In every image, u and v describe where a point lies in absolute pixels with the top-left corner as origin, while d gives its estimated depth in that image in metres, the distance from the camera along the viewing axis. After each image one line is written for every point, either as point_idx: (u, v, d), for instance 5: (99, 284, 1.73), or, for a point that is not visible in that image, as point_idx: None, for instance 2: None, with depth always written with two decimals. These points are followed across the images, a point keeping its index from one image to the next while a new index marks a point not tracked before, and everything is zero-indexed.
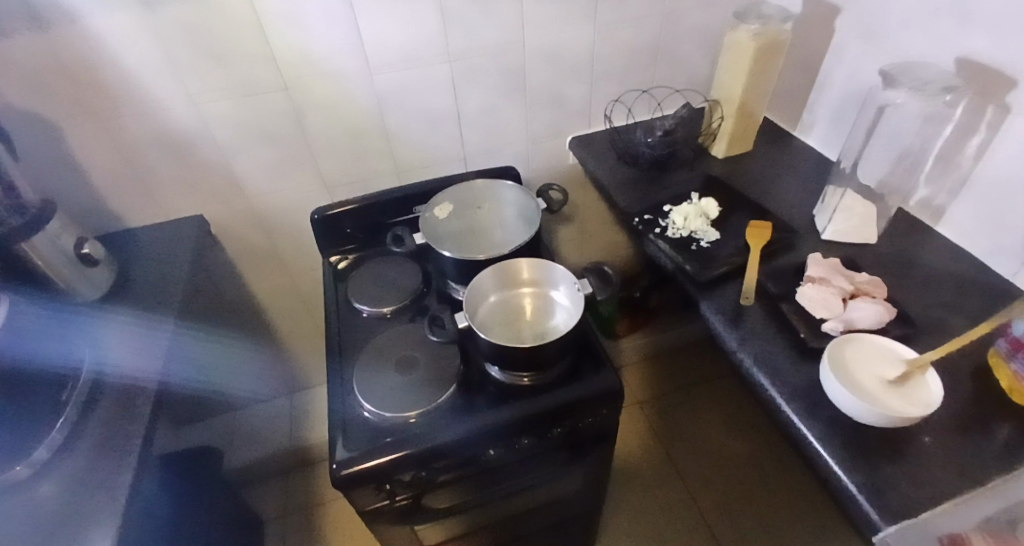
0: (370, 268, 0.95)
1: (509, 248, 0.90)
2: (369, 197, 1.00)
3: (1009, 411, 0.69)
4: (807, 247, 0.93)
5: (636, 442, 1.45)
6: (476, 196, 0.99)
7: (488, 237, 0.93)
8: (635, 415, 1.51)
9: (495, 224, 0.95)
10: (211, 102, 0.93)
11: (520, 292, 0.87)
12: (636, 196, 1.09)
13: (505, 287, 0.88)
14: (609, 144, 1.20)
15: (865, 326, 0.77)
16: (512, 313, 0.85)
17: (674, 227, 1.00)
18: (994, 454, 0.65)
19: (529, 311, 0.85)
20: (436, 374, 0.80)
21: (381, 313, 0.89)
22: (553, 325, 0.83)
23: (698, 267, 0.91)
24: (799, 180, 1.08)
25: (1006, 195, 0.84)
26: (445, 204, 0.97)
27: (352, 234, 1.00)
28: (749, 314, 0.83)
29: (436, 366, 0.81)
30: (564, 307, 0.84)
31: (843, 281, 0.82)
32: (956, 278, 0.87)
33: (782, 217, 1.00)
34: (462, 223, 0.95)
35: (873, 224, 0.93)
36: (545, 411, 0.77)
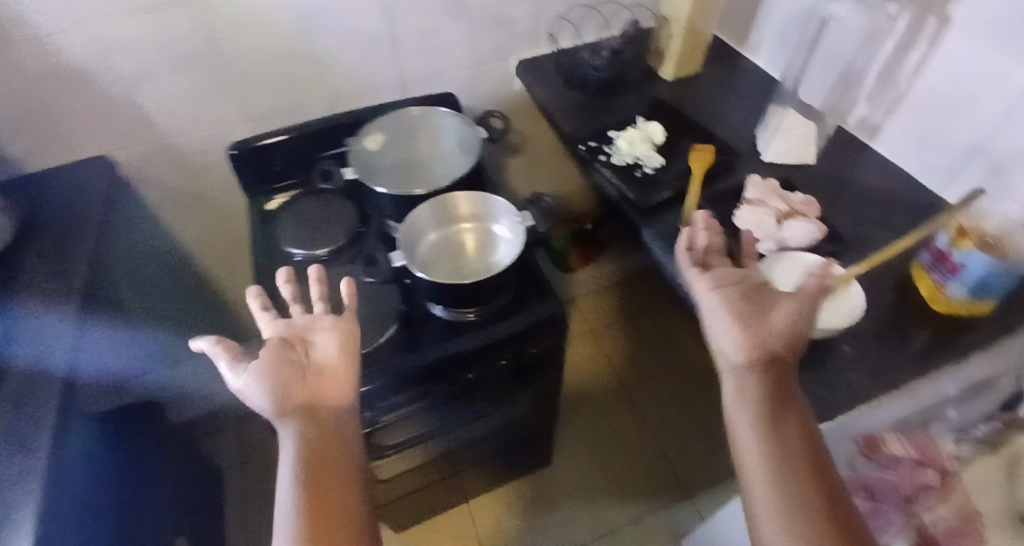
0: (304, 208, 0.91)
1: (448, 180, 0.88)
2: (299, 134, 0.95)
3: (925, 319, 0.72)
4: (747, 169, 0.94)
5: (579, 374, 1.49)
6: (414, 125, 0.95)
7: (427, 170, 0.90)
8: (579, 347, 1.54)
9: (433, 155, 0.92)
10: (108, 24, 0.85)
11: (461, 227, 0.86)
12: (580, 121, 1.06)
13: (444, 224, 0.86)
14: (553, 66, 1.15)
15: (797, 245, 0.79)
16: (453, 249, 0.84)
17: (619, 154, 0.98)
18: (905, 358, 0.69)
19: (470, 248, 0.84)
20: (375, 313, 0.79)
21: (315, 256, 0.86)
22: (494, 258, 0.83)
23: (640, 196, 0.91)
24: (744, 100, 1.07)
25: (940, 111, 0.84)
26: (378, 135, 0.92)
27: (282, 170, 0.96)
28: None
29: (375, 306, 0.80)
30: (506, 241, 0.84)
31: (778, 201, 0.83)
32: (885, 195, 0.89)
33: (725, 139, 1.00)
34: (396, 154, 0.91)
35: (812, 144, 0.94)
36: (490, 343, 0.78)
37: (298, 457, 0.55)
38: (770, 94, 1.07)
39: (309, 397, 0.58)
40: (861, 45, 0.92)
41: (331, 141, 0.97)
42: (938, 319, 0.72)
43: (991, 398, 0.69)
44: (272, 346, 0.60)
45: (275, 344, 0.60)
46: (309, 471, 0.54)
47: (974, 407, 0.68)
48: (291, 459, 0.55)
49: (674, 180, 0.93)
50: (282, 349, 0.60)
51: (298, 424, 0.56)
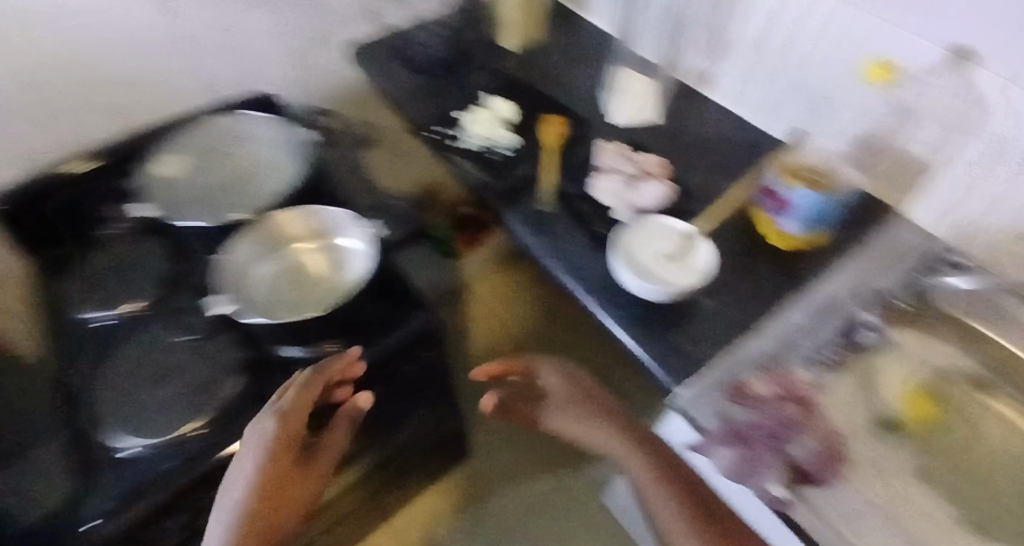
0: (107, 261, 0.80)
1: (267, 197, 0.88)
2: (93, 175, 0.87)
3: (773, 258, 0.76)
4: (596, 135, 0.94)
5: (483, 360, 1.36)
6: (215, 140, 0.94)
7: (245, 187, 0.90)
8: (480, 331, 1.36)
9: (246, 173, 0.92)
10: None
11: (297, 248, 0.84)
12: (424, 106, 1.00)
13: (276, 248, 0.83)
14: (386, 50, 1.08)
15: (650, 208, 0.82)
16: (293, 275, 0.82)
17: (468, 136, 0.95)
18: (757, 300, 0.73)
19: (310, 265, 0.83)
20: (214, 366, 0.72)
21: (129, 313, 0.76)
22: (339, 273, 0.81)
23: (495, 181, 0.89)
24: (585, 61, 1.06)
25: (757, 53, 0.87)
26: (174, 158, 0.90)
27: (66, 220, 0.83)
28: (550, 218, 0.83)
29: (212, 360, 0.72)
30: (349, 252, 0.82)
31: (625, 167, 0.86)
32: (725, 143, 0.92)
33: (572, 106, 0.99)
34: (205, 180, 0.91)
35: (652, 103, 0.96)
36: (354, 376, 0.72)
37: (244, 485, 0.66)
38: (608, 54, 1.06)
39: (283, 450, 0.66)
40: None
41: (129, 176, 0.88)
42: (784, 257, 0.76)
43: (845, 308, 0.71)
44: (284, 407, 0.66)
45: (303, 393, 0.67)
46: (252, 499, 0.66)
47: (830, 323, 0.70)
48: (246, 465, 0.65)
49: (527, 157, 0.91)
50: (287, 410, 0.66)
51: (273, 433, 0.65)
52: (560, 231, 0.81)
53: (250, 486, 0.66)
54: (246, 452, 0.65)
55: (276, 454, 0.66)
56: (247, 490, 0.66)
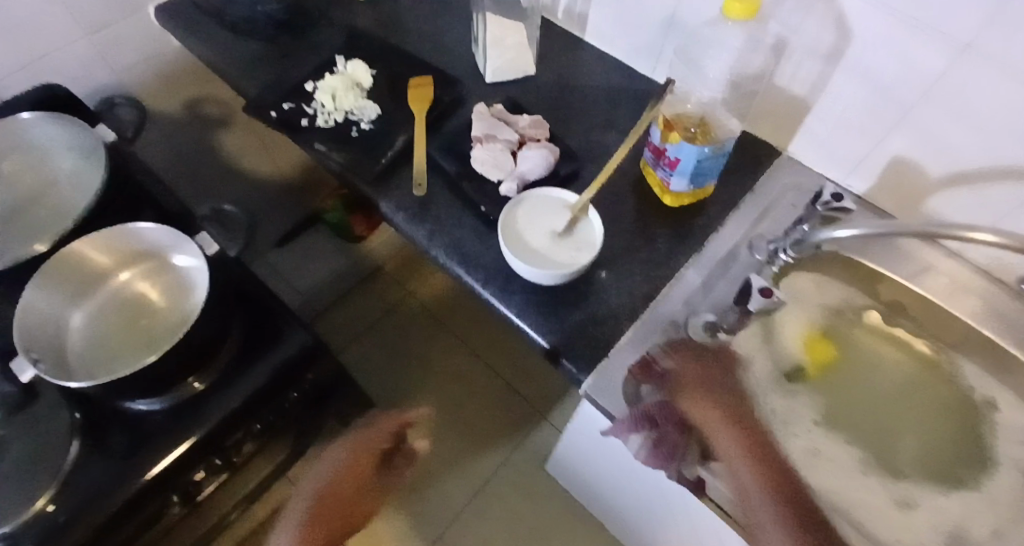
0: None
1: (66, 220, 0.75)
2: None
3: (666, 217, 0.73)
4: (470, 98, 0.85)
5: (403, 342, 1.37)
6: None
7: (43, 206, 0.78)
8: (399, 315, 1.40)
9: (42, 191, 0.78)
10: None
11: (129, 276, 0.71)
12: (270, 80, 0.86)
13: (98, 287, 0.70)
14: (213, 14, 0.91)
15: (537, 178, 0.75)
16: (126, 305, 0.71)
17: (323, 112, 0.82)
18: (657, 265, 0.69)
19: (149, 297, 0.72)
20: (53, 427, 0.65)
21: None
22: (185, 306, 0.71)
23: (364, 162, 0.78)
24: (447, 9, 0.94)
25: None
26: None
27: None
28: (429, 200, 0.74)
29: (52, 423, 0.65)
30: (189, 274, 0.71)
31: (508, 132, 0.77)
32: (608, 93, 0.86)
33: (441, 66, 0.88)
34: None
35: (525, 50, 0.86)
36: (231, 414, 0.67)
37: (307, 494, 0.70)
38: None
39: (348, 477, 0.71)
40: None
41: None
42: (678, 213, 0.73)
43: (738, 266, 0.71)
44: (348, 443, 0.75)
45: (375, 439, 0.75)
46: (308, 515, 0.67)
47: (722, 289, 0.69)
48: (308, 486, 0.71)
49: (398, 129, 0.81)
50: (348, 451, 0.74)
51: (344, 459, 0.73)
52: (444, 215, 0.73)
53: (314, 499, 0.69)
54: (314, 476, 0.73)
55: (352, 467, 0.72)
56: (314, 499, 0.69)
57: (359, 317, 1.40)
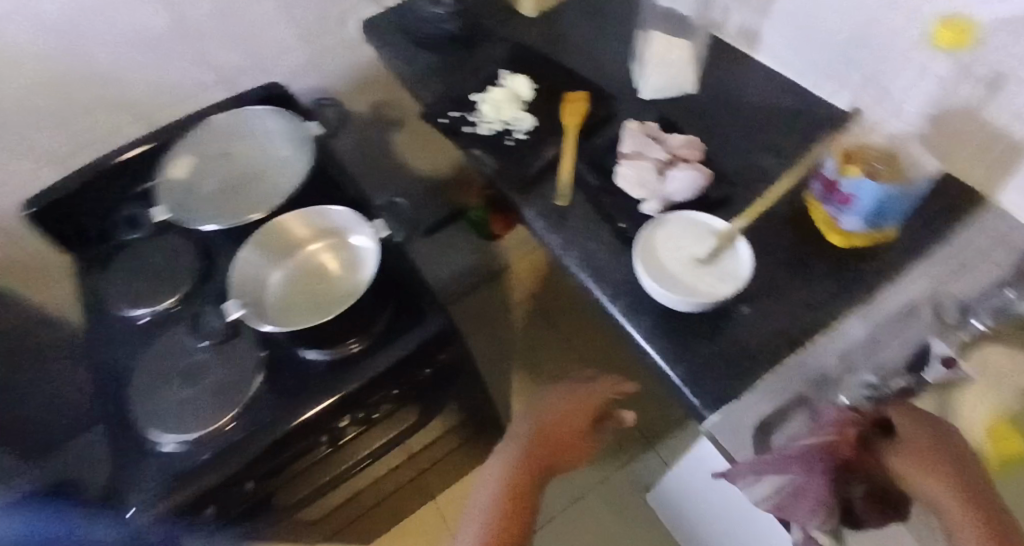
0: (130, 260, 0.78)
1: (278, 190, 0.77)
2: (85, 171, 0.81)
3: (826, 254, 0.66)
4: (625, 113, 0.84)
5: (515, 343, 1.42)
6: (225, 135, 0.81)
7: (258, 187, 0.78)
8: (513, 317, 1.45)
9: (253, 161, 0.80)
10: None
11: (316, 247, 0.76)
12: (438, 89, 0.92)
13: (285, 253, 0.75)
14: (400, 27, 0.99)
15: (683, 199, 0.72)
16: (313, 275, 0.75)
17: (484, 121, 0.86)
18: (808, 305, 0.63)
19: (329, 268, 0.76)
20: (231, 370, 0.69)
21: (163, 309, 0.75)
22: (361, 275, 0.74)
23: (512, 169, 0.80)
24: (615, 24, 0.94)
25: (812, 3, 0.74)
26: (183, 159, 0.79)
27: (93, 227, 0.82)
28: (570, 211, 0.75)
29: (229, 363, 0.70)
30: (365, 252, 0.75)
31: (658, 150, 0.75)
32: (775, 113, 0.80)
33: (600, 79, 0.88)
34: (209, 169, 0.79)
35: (688, 67, 0.82)
36: (376, 378, 0.70)
37: (511, 449, 0.75)
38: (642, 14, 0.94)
39: (549, 428, 0.75)
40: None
41: (124, 178, 0.82)
42: (840, 251, 0.66)
43: (919, 325, 0.61)
44: (574, 396, 0.78)
45: (587, 403, 0.78)
46: (517, 463, 0.73)
47: (890, 349, 0.59)
48: (510, 450, 0.75)
49: (549, 141, 0.82)
50: (580, 399, 0.78)
51: (545, 428, 0.76)
52: (581, 227, 0.73)
53: (516, 454, 0.74)
54: (529, 425, 0.77)
55: (539, 444, 0.74)
56: (515, 463, 0.73)
57: (492, 305, 1.47)
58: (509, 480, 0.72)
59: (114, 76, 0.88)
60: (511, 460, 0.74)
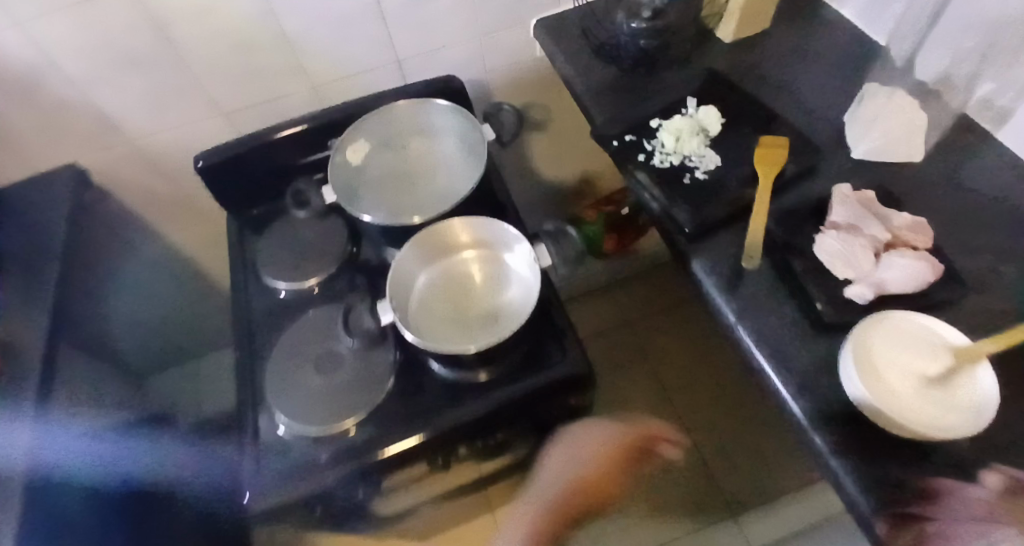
0: (281, 230, 0.78)
1: (445, 197, 0.73)
2: (255, 136, 0.79)
3: None
4: (828, 174, 0.74)
5: (629, 362, 1.36)
6: (402, 129, 0.79)
7: (422, 187, 0.74)
8: (630, 335, 1.39)
9: (426, 163, 0.77)
10: (40, 21, 0.74)
11: (469, 259, 0.71)
12: (614, 106, 0.84)
13: (441, 258, 0.71)
14: (582, 31, 0.92)
15: (899, 289, 0.62)
16: (459, 287, 0.70)
17: (662, 151, 0.78)
18: None
19: (478, 284, 0.70)
20: (363, 370, 0.66)
21: (305, 288, 0.74)
22: (511, 299, 0.68)
23: (690, 212, 0.72)
24: (826, 67, 0.83)
25: None
26: (358, 145, 0.77)
27: (252, 192, 0.82)
28: (751, 277, 0.67)
29: (363, 364, 0.67)
30: (519, 278, 0.69)
31: (876, 225, 0.65)
32: (1011, 210, 0.69)
33: (802, 127, 0.78)
34: (383, 162, 0.77)
35: (919, 133, 0.73)
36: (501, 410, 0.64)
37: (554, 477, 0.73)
38: (861, 62, 0.83)
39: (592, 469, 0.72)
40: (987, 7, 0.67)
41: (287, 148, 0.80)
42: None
43: None
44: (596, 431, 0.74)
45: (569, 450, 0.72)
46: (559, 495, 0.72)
47: None
48: (553, 481, 0.73)
49: (734, 188, 0.73)
50: (613, 435, 0.75)
51: (575, 470, 0.72)
52: (761, 297, 0.66)
53: (568, 487, 0.72)
54: (553, 463, 0.74)
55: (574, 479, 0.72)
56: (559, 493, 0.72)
57: (599, 318, 1.42)
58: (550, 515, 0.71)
59: (295, 42, 0.86)
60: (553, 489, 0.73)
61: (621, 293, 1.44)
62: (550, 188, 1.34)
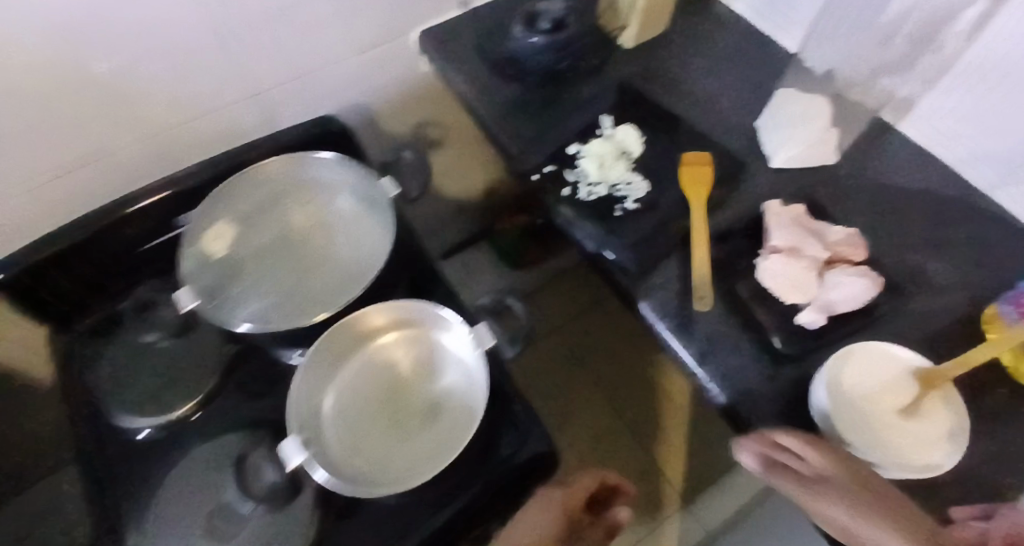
0: (133, 352, 0.67)
1: (342, 282, 0.62)
2: (94, 218, 0.65)
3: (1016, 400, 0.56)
4: (755, 185, 0.70)
5: (562, 373, 1.28)
6: (274, 196, 0.65)
7: (314, 275, 0.62)
8: (557, 341, 1.31)
9: (310, 243, 0.64)
10: None
11: (387, 349, 0.60)
12: (525, 132, 0.75)
13: (356, 354, 0.60)
14: (474, 44, 0.80)
15: (846, 308, 0.60)
16: (380, 389, 0.59)
17: (586, 182, 0.71)
18: (1005, 469, 0.53)
19: (404, 381, 0.60)
20: (264, 531, 0.60)
21: (176, 419, 0.64)
22: (447, 393, 0.59)
23: (630, 251, 0.66)
24: (734, 66, 0.79)
25: (999, 86, 0.62)
26: (220, 230, 0.62)
27: (78, 296, 0.69)
28: (703, 314, 0.62)
29: (265, 522, 0.60)
30: (454, 366, 0.59)
31: (815, 244, 0.62)
32: (929, 206, 0.69)
33: (723, 136, 0.74)
34: (255, 249, 0.63)
35: (830, 132, 0.70)
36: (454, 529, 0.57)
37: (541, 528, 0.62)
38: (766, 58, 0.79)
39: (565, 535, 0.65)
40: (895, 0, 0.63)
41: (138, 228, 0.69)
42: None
43: None
44: (557, 495, 0.67)
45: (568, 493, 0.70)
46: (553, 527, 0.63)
47: None
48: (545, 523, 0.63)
49: (670, 215, 0.68)
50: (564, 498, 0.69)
51: (557, 494, 0.68)
52: (716, 335, 0.61)
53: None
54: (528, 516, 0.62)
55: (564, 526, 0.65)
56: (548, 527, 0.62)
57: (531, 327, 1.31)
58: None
59: (119, 92, 0.67)
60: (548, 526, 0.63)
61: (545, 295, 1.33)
62: (454, 207, 1.22)
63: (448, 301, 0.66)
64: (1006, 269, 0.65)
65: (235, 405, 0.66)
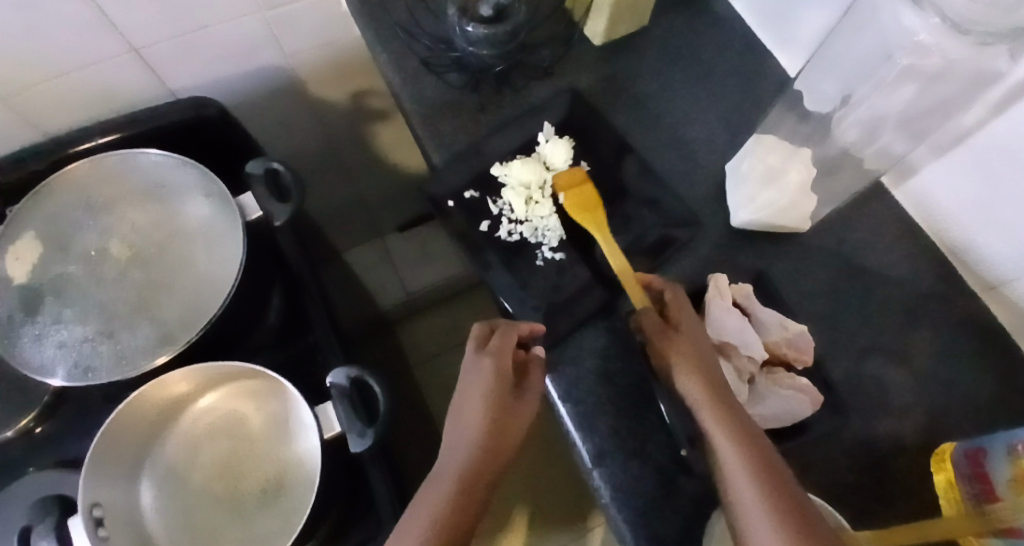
0: None
1: (167, 328, 0.55)
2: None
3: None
4: (707, 245, 0.59)
5: None
6: (102, 217, 0.59)
7: (139, 313, 0.56)
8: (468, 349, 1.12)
9: (138, 266, 0.58)
10: None
11: (229, 398, 0.58)
12: (452, 140, 0.62)
13: (194, 408, 0.57)
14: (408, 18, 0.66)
15: (774, 422, 0.50)
16: (226, 443, 0.57)
17: (511, 217, 0.59)
18: None
19: (248, 446, 0.57)
20: None
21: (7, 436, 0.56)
22: (295, 459, 0.56)
23: (542, 314, 0.55)
24: (716, 87, 0.65)
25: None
26: (28, 251, 0.57)
27: None
28: (608, 401, 0.51)
29: None
30: (303, 428, 0.56)
31: (755, 344, 0.51)
32: (900, 299, 0.57)
33: (678, 180, 0.61)
34: (67, 271, 0.57)
35: (805, 195, 0.57)
36: None
37: (477, 423, 0.45)
38: (756, 83, 0.65)
39: (509, 418, 0.46)
40: (911, 54, 0.47)
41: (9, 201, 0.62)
42: None
43: None
44: (487, 372, 0.47)
45: (501, 357, 0.48)
46: (489, 426, 0.45)
47: None
48: (472, 419, 0.46)
49: (595, 273, 0.57)
50: (500, 362, 0.48)
51: (486, 378, 0.47)
52: (622, 431, 0.50)
53: (458, 470, 0.43)
54: (464, 394, 0.48)
55: (501, 405, 0.46)
56: (485, 438, 0.45)
57: (434, 332, 1.15)
58: (464, 499, 0.42)
59: None
60: (489, 395, 0.47)
61: (453, 306, 1.17)
62: (404, 185, 1.05)
63: (320, 342, 0.60)
64: (979, 394, 0.53)
65: (73, 431, 0.57)
